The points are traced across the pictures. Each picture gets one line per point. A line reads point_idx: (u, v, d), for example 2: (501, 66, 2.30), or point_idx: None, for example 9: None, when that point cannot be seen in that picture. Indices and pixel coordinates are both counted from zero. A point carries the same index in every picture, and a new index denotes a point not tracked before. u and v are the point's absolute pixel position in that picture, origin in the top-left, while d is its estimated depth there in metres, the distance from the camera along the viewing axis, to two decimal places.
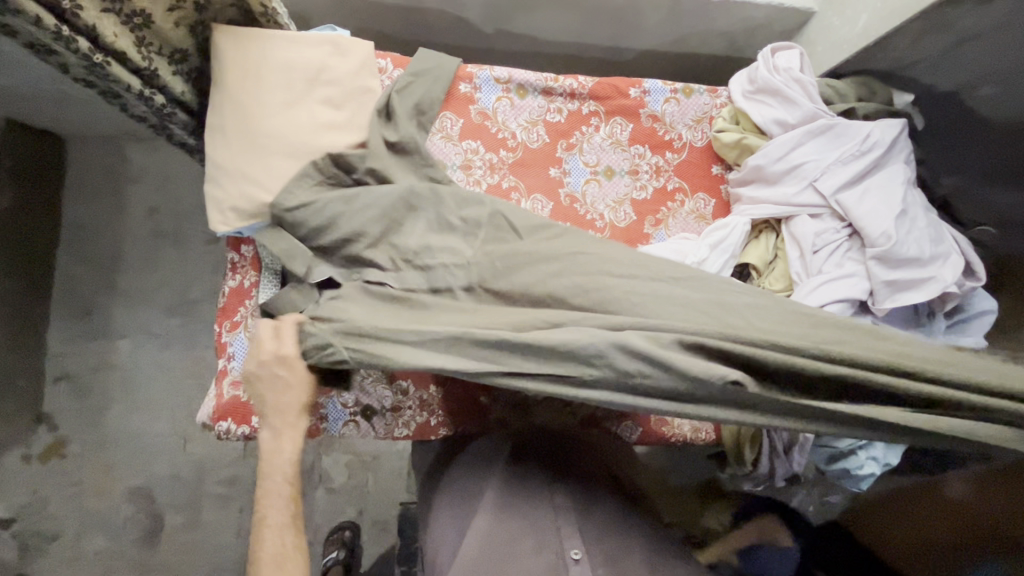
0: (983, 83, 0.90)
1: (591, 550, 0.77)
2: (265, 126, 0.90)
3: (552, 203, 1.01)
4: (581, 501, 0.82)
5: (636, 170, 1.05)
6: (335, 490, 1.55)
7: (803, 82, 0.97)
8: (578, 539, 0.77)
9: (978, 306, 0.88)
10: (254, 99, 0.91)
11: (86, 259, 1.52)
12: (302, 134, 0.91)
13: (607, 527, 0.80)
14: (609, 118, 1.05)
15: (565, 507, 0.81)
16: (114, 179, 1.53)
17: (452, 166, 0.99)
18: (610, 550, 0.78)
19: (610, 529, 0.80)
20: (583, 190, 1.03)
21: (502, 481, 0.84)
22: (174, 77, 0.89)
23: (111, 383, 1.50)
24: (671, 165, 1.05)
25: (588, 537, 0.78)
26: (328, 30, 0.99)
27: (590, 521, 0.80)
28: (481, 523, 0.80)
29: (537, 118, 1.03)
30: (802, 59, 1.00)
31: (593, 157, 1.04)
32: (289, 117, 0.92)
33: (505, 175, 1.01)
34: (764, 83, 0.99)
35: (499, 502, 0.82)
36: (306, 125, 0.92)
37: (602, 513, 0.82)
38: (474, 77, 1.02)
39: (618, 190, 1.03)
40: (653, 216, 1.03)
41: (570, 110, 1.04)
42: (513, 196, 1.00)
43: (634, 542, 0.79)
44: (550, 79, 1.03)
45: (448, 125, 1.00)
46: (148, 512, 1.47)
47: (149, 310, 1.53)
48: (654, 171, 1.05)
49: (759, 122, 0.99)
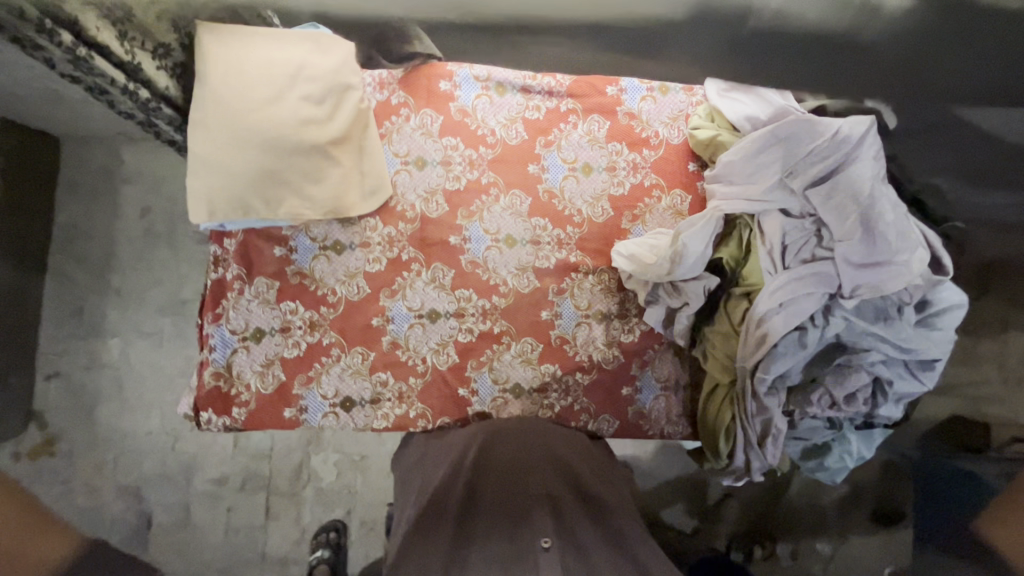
0: None
1: (559, 537, 0.77)
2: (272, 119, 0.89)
3: (529, 198, 1.09)
4: (552, 497, 0.82)
5: (537, 241, 1.08)
6: (324, 491, 1.55)
7: None
8: (547, 528, 0.77)
9: (946, 300, 0.90)
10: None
11: (78, 259, 1.54)
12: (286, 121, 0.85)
13: (581, 515, 0.80)
14: (507, 190, 1.09)
15: (538, 495, 0.82)
16: (108, 180, 1.56)
17: (431, 162, 1.07)
18: (580, 538, 0.78)
19: (584, 517, 0.80)
20: (484, 257, 1.07)
21: (472, 469, 0.86)
22: (158, 71, 0.91)
23: (103, 383, 1.52)
24: (573, 239, 1.09)
25: (556, 525, 0.78)
26: None
27: (563, 512, 0.80)
28: (453, 512, 0.81)
29: (435, 188, 1.07)
30: None
31: (492, 225, 1.07)
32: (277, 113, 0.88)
33: (483, 171, 1.08)
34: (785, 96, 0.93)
35: (467, 491, 0.83)
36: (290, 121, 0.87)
37: (577, 500, 0.82)
38: (454, 76, 1.07)
39: (518, 258, 1.07)
40: (629, 214, 1.10)
41: (468, 179, 1.08)
42: (491, 191, 1.08)
43: (604, 528, 0.80)
44: (527, 79, 1.09)
45: (428, 122, 1.07)
46: (138, 510, 1.50)
47: (140, 310, 1.55)
48: (555, 243, 1.08)
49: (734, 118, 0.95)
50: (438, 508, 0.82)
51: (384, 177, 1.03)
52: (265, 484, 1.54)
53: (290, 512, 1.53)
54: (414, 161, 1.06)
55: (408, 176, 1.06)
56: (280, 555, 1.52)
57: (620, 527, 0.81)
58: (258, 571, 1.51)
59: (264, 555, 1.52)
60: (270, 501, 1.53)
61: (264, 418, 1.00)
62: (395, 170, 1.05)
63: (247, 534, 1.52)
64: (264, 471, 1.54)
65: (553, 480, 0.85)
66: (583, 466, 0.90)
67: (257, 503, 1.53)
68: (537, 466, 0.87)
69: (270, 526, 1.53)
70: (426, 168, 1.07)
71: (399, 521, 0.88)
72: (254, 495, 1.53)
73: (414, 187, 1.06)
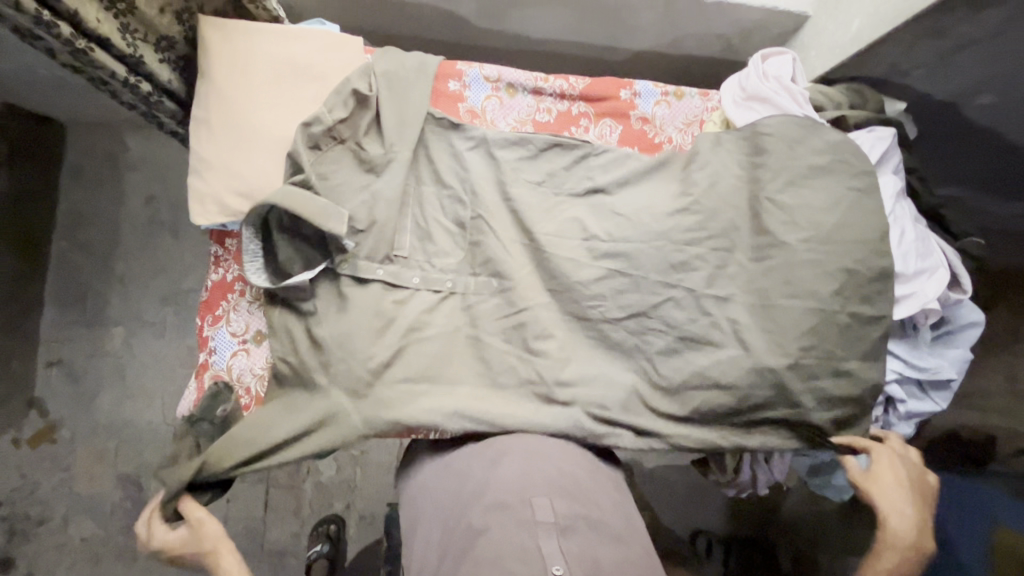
0: (981, 91, 0.89)
1: (575, 562, 0.69)
2: (401, 415, 0.83)
3: (620, 127, 1.00)
4: (565, 516, 0.75)
5: None
6: (323, 484, 1.54)
7: (908, 218, 0.88)
8: (560, 554, 0.70)
9: (964, 318, 0.89)
10: (251, 100, 0.88)
11: (82, 245, 1.53)
12: (372, 363, 0.85)
13: (594, 544, 0.72)
14: (598, 120, 1.00)
15: (546, 521, 0.73)
16: (110, 167, 1.55)
17: (522, 90, 0.99)
18: (600, 564, 0.71)
19: (597, 546, 0.72)
20: None
21: (486, 489, 0.79)
22: (161, 64, 0.87)
23: (104, 371, 1.51)
24: None
25: (570, 549, 0.71)
26: (315, 24, 0.95)
27: (574, 538, 0.72)
28: (468, 539, 0.74)
29: (526, 118, 0.99)
30: (884, 143, 0.89)
31: (595, 134, 1.00)
32: (360, 352, 0.85)
33: (574, 100, 1.00)
34: (905, 222, 0.87)
35: (480, 511, 0.77)
36: (375, 360, 0.85)
37: (588, 527, 0.74)
38: (463, 75, 0.97)
39: None
40: (646, 132, 1.00)
41: (559, 111, 1.00)
42: (582, 123, 1.00)
43: (623, 553, 0.73)
44: (540, 79, 0.98)
45: (491, 107, 0.98)
46: (137, 499, 1.48)
47: (142, 298, 1.54)
48: None
49: (898, 254, 0.85)
50: (454, 540, 0.76)
51: (473, 109, 0.97)
52: (264, 476, 1.53)
53: (289, 504, 1.53)
54: (505, 87, 0.99)
55: (498, 104, 0.99)
56: (278, 548, 1.51)
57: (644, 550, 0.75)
58: (255, 563, 1.50)
59: (262, 546, 1.51)
60: (269, 494, 1.53)
61: None
62: (486, 96, 0.98)
63: (245, 526, 1.52)
64: None
65: (562, 505, 0.76)
66: (592, 491, 0.81)
67: (256, 495, 1.53)
68: (544, 486, 0.78)
69: (269, 519, 1.52)
70: (517, 95, 0.99)
71: (410, 555, 0.82)
72: (252, 486, 1.53)
73: (505, 115, 0.99)
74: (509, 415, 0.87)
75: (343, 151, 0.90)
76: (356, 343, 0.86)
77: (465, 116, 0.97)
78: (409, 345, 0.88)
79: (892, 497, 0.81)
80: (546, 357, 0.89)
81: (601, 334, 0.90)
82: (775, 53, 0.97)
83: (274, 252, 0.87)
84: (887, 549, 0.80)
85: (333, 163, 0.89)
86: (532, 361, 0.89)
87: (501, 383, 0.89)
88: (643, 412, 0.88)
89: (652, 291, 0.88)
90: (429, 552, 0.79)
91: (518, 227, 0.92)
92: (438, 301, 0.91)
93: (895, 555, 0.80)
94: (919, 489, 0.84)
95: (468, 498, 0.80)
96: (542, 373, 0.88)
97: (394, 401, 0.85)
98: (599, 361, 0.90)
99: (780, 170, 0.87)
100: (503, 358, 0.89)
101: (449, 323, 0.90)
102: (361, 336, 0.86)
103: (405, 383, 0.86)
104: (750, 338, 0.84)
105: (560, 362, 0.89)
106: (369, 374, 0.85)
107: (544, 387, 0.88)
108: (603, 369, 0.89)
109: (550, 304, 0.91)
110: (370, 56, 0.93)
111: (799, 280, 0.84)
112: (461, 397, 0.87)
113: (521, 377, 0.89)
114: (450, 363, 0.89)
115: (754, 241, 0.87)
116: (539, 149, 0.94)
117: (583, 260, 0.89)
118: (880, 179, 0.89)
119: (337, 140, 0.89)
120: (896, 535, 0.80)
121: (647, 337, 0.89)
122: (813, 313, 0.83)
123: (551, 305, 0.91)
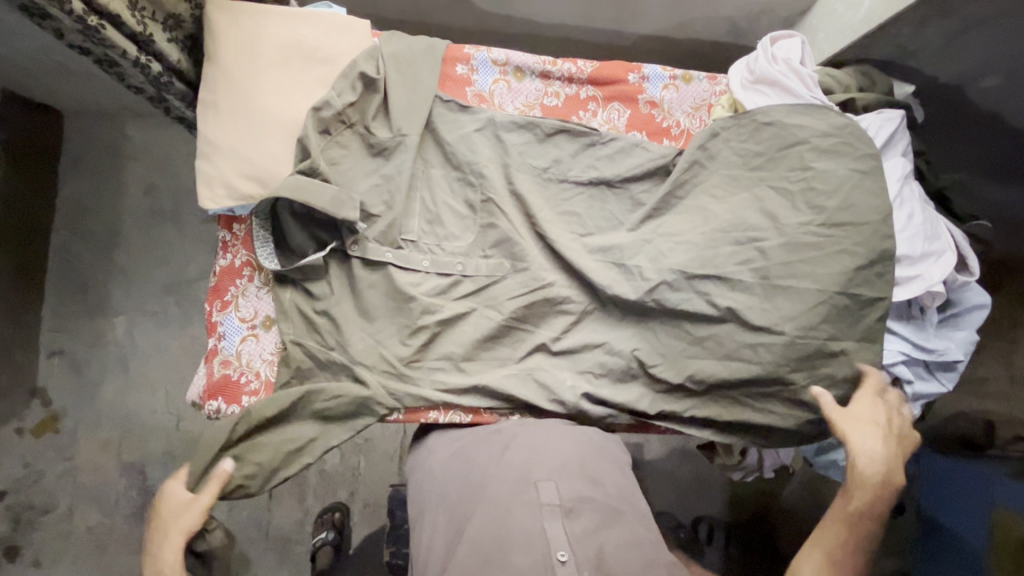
0: (987, 73, 0.90)
1: (580, 546, 0.71)
2: (418, 391, 0.88)
3: (629, 111, 1.00)
4: (570, 500, 0.75)
5: None
6: (328, 472, 1.55)
7: (916, 199, 0.87)
8: (565, 538, 0.72)
9: (969, 300, 0.89)
10: (258, 82, 0.88)
11: (82, 234, 1.53)
12: (387, 344, 0.89)
13: (598, 526, 0.74)
14: (606, 104, 1.00)
15: (551, 503, 0.75)
16: (111, 156, 1.54)
17: (530, 74, 0.99)
18: (605, 547, 0.72)
19: (601, 528, 0.73)
20: None
21: (492, 473, 0.80)
22: (169, 44, 0.86)
23: (106, 360, 1.51)
24: None
25: (575, 531, 0.72)
26: (323, 6, 0.94)
27: (579, 520, 0.74)
28: (474, 522, 0.75)
29: (534, 102, 0.98)
30: (890, 127, 0.89)
31: (603, 119, 1.00)
32: (376, 333, 0.90)
33: (582, 85, 0.99)
34: (914, 204, 0.86)
35: (486, 496, 0.77)
36: (389, 341, 0.89)
37: (593, 509, 0.75)
38: (470, 58, 0.96)
39: None
40: (655, 116, 1.00)
41: (567, 95, 0.99)
42: (590, 107, 0.99)
43: (627, 535, 0.74)
44: (548, 62, 0.98)
45: (500, 91, 0.98)
46: (142, 488, 1.48)
47: (143, 288, 1.53)
48: None
49: (906, 237, 0.84)
50: (460, 522, 0.77)
51: (481, 92, 0.97)
52: None
53: (293, 492, 1.53)
54: (513, 71, 0.98)
55: (507, 87, 0.98)
56: (283, 535, 1.52)
57: (648, 532, 0.76)
58: (260, 550, 1.51)
59: (267, 533, 1.52)
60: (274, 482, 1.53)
61: None
62: (494, 79, 0.97)
63: (250, 514, 1.52)
64: None
65: (567, 487, 0.77)
66: (599, 472, 0.81)
67: None
68: (550, 471, 0.79)
69: (274, 506, 1.53)
70: (524, 80, 0.99)
71: (416, 537, 0.83)
72: None
73: (513, 98, 0.98)
74: (520, 389, 0.89)
75: (351, 135, 0.89)
76: (375, 322, 0.90)
77: (472, 97, 0.96)
78: (422, 326, 0.89)
79: (867, 433, 0.81)
80: (556, 335, 0.91)
81: (612, 316, 0.92)
82: (784, 36, 0.96)
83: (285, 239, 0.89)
84: (859, 486, 0.79)
85: (341, 148, 0.89)
86: (543, 338, 0.91)
87: (512, 360, 0.91)
88: (653, 387, 0.90)
89: (657, 269, 0.87)
90: (436, 534, 0.79)
91: (528, 208, 0.92)
92: (449, 282, 0.92)
93: (868, 493, 0.79)
94: (894, 429, 0.83)
95: (476, 482, 0.81)
96: (553, 349, 0.91)
97: (408, 378, 0.89)
98: (609, 338, 0.91)
99: (788, 153, 0.88)
100: (512, 338, 0.92)
101: (460, 303, 0.91)
102: (375, 318, 0.90)
103: (419, 360, 0.90)
104: (763, 317, 0.83)
105: (570, 340, 0.92)
106: (382, 354, 0.89)
107: (552, 365, 0.91)
108: (613, 346, 0.90)
109: (562, 286, 0.91)
110: (378, 40, 0.92)
111: (811, 263, 0.83)
112: (475, 376, 0.90)
113: (530, 353, 0.92)
114: (463, 343, 0.90)
115: (766, 220, 0.86)
116: (547, 134, 0.94)
117: (592, 247, 0.90)
118: (886, 163, 0.89)
119: (346, 124, 0.89)
120: (866, 472, 0.79)
121: (656, 320, 0.89)
122: (826, 297, 0.81)
123: (562, 287, 0.92)
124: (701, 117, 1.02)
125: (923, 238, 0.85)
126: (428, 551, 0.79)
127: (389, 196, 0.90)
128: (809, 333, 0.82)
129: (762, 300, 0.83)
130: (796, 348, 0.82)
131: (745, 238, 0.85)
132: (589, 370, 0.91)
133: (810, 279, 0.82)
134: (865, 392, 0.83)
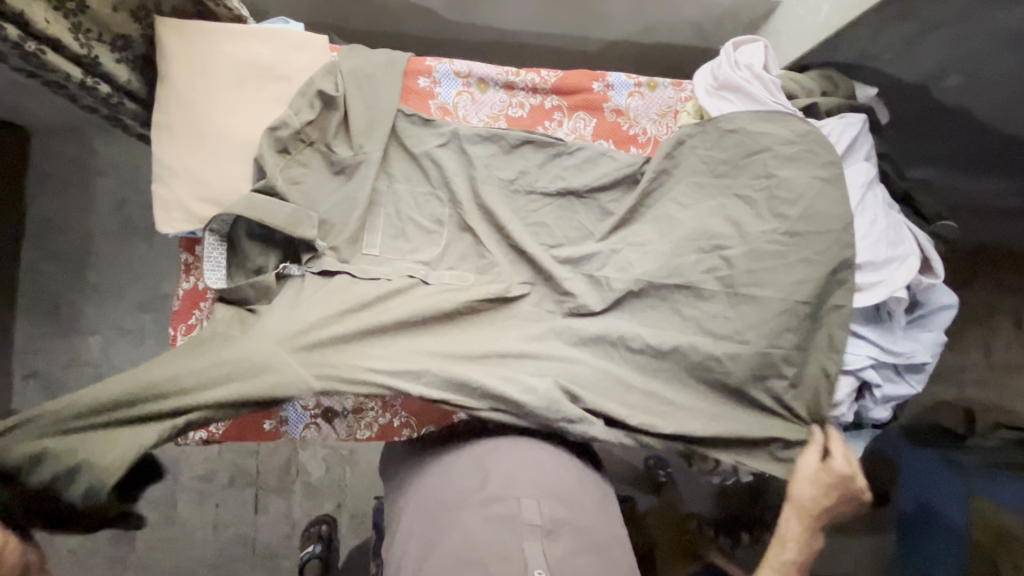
0: (948, 73, 0.91)
1: (558, 568, 0.70)
2: (353, 372, 0.75)
3: (595, 120, 0.99)
4: (551, 521, 0.74)
5: None
6: (313, 485, 1.53)
7: (874, 205, 0.87)
8: (543, 558, 0.70)
9: (938, 301, 0.90)
10: (214, 103, 0.86)
11: (53, 254, 1.49)
12: (323, 318, 0.77)
13: (575, 549, 0.73)
14: (572, 113, 0.99)
15: (531, 522, 0.73)
16: (78, 173, 1.50)
17: (494, 86, 0.98)
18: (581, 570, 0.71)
19: (578, 551, 0.73)
20: None
21: (475, 496, 0.77)
22: (117, 64, 0.84)
23: (83, 381, 1.48)
24: None
25: (553, 553, 0.71)
26: (279, 23, 0.93)
27: (558, 542, 0.72)
28: (450, 539, 0.73)
29: (498, 113, 0.98)
30: (847, 132, 0.89)
31: (568, 129, 0.99)
32: (312, 311, 0.78)
33: (547, 95, 0.99)
34: (874, 208, 0.87)
35: (473, 511, 0.75)
36: (330, 313, 0.78)
37: (573, 532, 0.75)
38: (433, 71, 0.95)
39: None
40: (620, 125, 1.00)
41: (531, 105, 0.98)
42: (556, 117, 0.99)
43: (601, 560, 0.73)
44: (510, 73, 0.97)
45: (464, 104, 0.97)
46: None
47: (118, 306, 1.51)
48: None
49: (867, 240, 0.84)
50: (436, 539, 0.75)
51: (445, 105, 0.96)
52: (253, 479, 1.52)
53: (279, 506, 1.51)
54: (477, 83, 0.97)
55: (470, 99, 0.98)
56: (270, 550, 1.50)
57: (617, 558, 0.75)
58: (248, 567, 1.49)
59: (254, 549, 1.50)
60: (259, 497, 1.52)
61: (246, 430, 0.98)
62: (457, 92, 0.97)
63: (236, 531, 1.50)
64: (252, 468, 1.52)
65: (549, 507, 0.76)
66: (576, 492, 0.81)
67: (245, 499, 1.51)
68: (531, 489, 0.77)
69: (260, 521, 1.51)
70: (488, 91, 0.98)
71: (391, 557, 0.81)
72: (241, 491, 1.51)
73: (477, 110, 0.98)
74: (474, 380, 0.77)
75: (312, 153, 0.87)
76: (315, 305, 0.79)
77: (435, 111, 0.95)
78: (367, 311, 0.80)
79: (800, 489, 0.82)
80: (509, 340, 0.85)
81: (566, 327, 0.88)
82: (746, 41, 0.96)
83: (239, 259, 0.86)
84: (778, 543, 0.84)
85: (301, 167, 0.87)
86: (496, 343, 0.84)
87: (465, 353, 0.82)
88: None
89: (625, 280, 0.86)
90: (412, 554, 0.77)
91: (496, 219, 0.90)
92: None
93: (786, 550, 0.83)
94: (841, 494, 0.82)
95: (457, 500, 0.78)
96: (508, 349, 0.83)
97: (340, 362, 0.75)
98: (568, 352, 0.85)
99: (752, 160, 0.88)
100: (476, 339, 0.83)
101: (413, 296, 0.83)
102: (312, 305, 0.78)
103: (364, 338, 0.78)
104: (731, 326, 0.83)
105: (522, 350, 0.84)
106: (317, 328, 0.76)
107: (510, 366, 0.81)
108: (572, 356, 0.84)
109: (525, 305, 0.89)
110: (337, 55, 0.91)
111: (778, 272, 0.82)
112: (427, 362, 0.79)
113: (482, 348, 0.83)
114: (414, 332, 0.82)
115: (732, 228, 0.86)
116: (513, 146, 0.93)
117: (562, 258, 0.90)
118: (848, 169, 0.89)
119: (305, 143, 0.87)
120: (784, 531, 0.83)
121: None
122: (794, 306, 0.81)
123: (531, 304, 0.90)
124: (668, 125, 1.02)
125: (888, 242, 0.85)
126: (399, 562, 0.78)
127: (354, 213, 0.88)
128: (776, 342, 0.82)
129: (727, 310, 0.83)
130: (766, 358, 0.82)
131: (712, 249, 0.86)
132: (553, 374, 0.81)
133: (777, 287, 0.82)
134: (840, 462, 0.80)
